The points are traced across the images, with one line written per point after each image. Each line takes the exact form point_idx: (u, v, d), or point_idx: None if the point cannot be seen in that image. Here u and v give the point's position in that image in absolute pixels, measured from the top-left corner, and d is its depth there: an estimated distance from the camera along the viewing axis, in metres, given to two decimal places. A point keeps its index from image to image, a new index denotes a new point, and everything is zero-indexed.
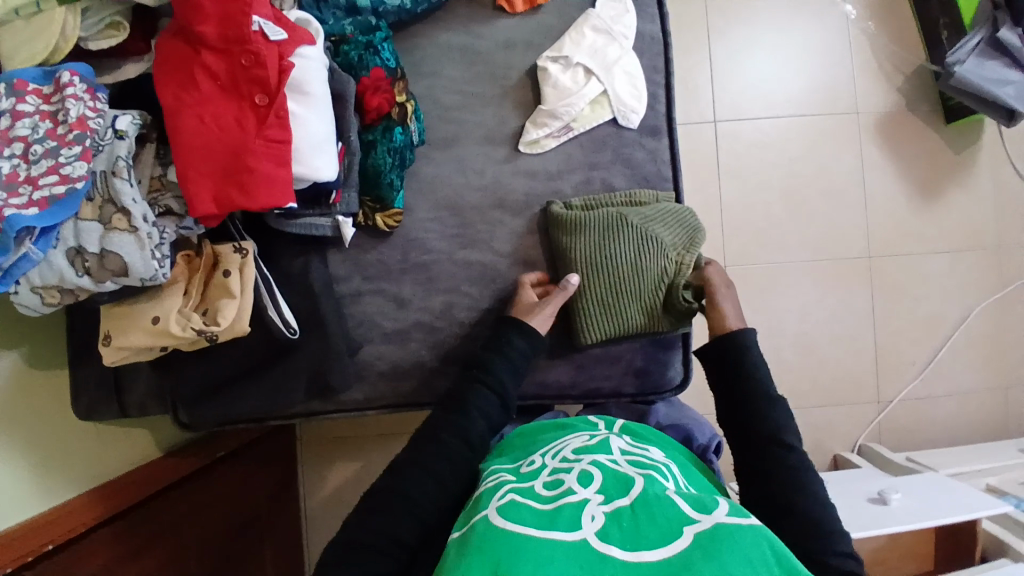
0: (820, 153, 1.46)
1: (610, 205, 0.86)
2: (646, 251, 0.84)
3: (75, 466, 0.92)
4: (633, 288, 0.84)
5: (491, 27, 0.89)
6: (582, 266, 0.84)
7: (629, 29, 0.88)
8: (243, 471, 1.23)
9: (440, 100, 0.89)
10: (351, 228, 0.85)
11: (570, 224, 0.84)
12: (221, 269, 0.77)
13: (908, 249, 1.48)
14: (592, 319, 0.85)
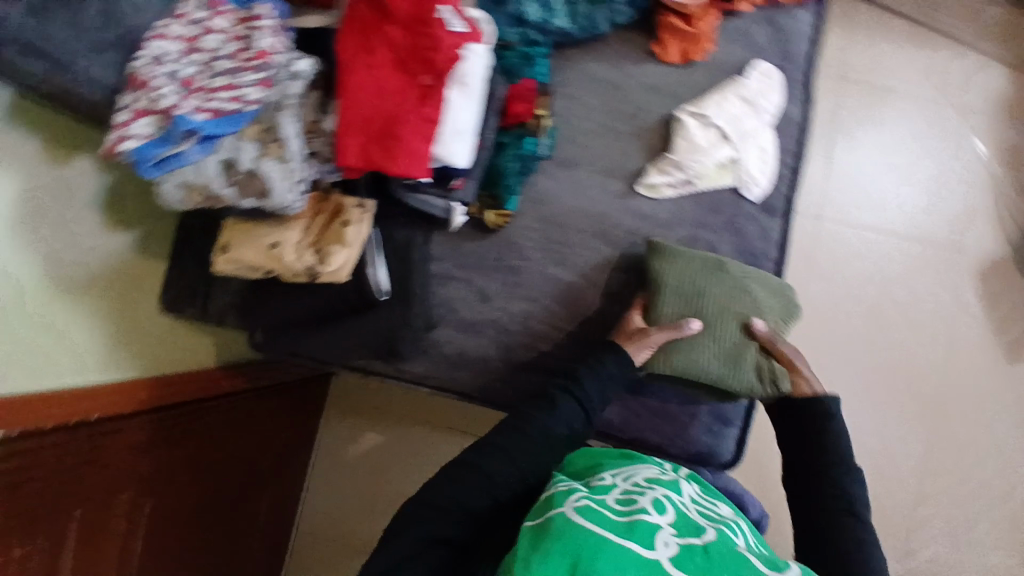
0: (916, 278, 1.43)
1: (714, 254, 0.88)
2: (739, 306, 0.85)
3: (136, 348, 1.00)
4: (714, 334, 0.85)
5: (640, 69, 0.90)
6: (675, 301, 0.85)
7: (773, 106, 0.90)
8: (275, 405, 1.28)
9: (574, 123, 0.91)
10: (462, 217, 0.90)
11: (674, 257, 0.86)
12: (340, 220, 0.82)
13: (986, 403, 1.40)
14: (669, 357, 0.84)
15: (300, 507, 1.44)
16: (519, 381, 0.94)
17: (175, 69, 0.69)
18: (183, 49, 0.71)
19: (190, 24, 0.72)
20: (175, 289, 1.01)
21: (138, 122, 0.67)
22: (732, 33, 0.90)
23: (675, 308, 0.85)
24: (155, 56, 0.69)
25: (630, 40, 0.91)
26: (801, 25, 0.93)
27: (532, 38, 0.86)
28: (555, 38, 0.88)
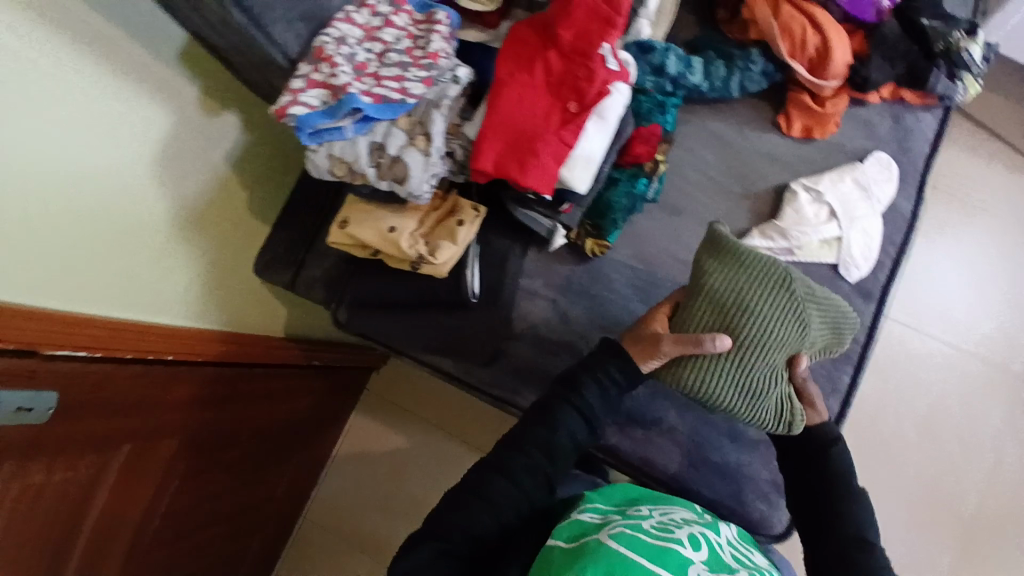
0: (983, 400, 1.39)
1: (777, 265, 0.79)
2: (791, 330, 0.77)
3: (222, 302, 1.03)
4: (750, 360, 0.76)
5: (761, 136, 0.94)
6: (719, 307, 0.77)
7: (885, 196, 0.92)
8: (317, 387, 1.30)
9: (685, 174, 0.94)
10: (561, 240, 0.93)
11: (730, 260, 0.78)
12: (455, 218, 0.86)
13: None
14: (692, 370, 0.77)
15: (316, 490, 1.45)
16: None
17: (353, 52, 0.75)
18: (361, 36, 0.77)
19: (373, 14, 0.78)
20: (271, 254, 1.05)
21: (310, 91, 0.72)
22: (858, 120, 0.93)
23: (716, 316, 0.77)
24: (337, 36, 0.74)
25: (756, 108, 0.94)
26: (925, 127, 0.96)
27: (668, 89, 0.90)
28: (686, 92, 0.92)
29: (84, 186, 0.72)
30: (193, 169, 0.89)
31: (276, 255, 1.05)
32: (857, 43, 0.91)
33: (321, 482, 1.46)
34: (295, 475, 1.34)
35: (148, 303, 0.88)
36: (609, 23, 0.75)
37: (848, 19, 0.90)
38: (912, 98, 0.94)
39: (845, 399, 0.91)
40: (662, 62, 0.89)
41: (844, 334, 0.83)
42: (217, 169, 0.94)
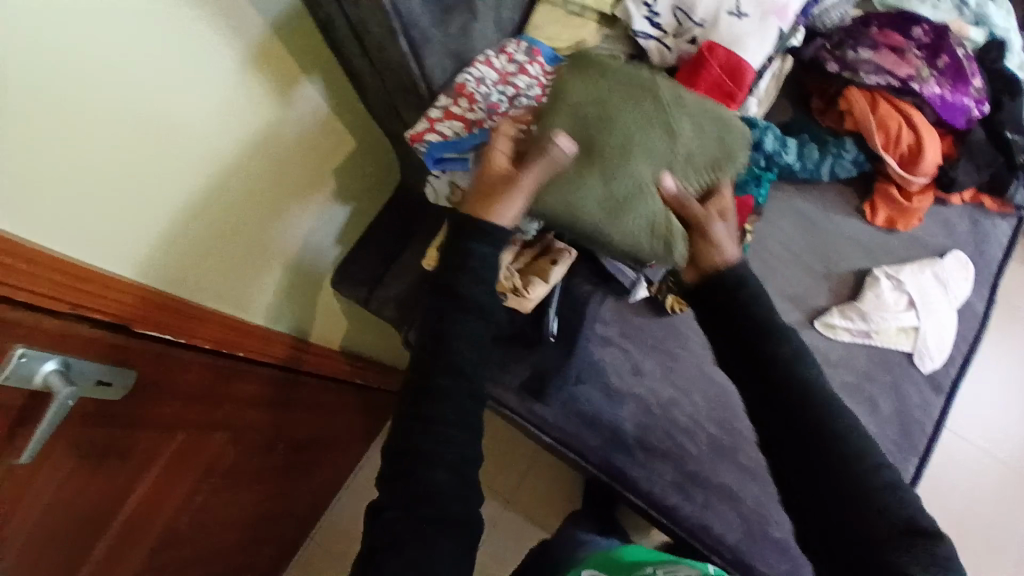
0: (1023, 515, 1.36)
1: (614, 66, 0.76)
2: (656, 155, 0.74)
3: (295, 305, 1.02)
4: (614, 166, 0.72)
5: (844, 222, 0.98)
6: (579, 118, 0.73)
7: (961, 294, 0.94)
8: (354, 404, 1.28)
9: (767, 245, 0.96)
10: (643, 292, 0.96)
11: (600, 74, 0.75)
12: (549, 257, 0.89)
13: None
14: (554, 188, 0.71)
15: (326, 512, 1.40)
16: (640, 464, 0.93)
17: (488, 93, 0.77)
18: (497, 78, 0.78)
19: (510, 60, 0.79)
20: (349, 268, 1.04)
21: (444, 122, 0.76)
22: (939, 217, 0.98)
23: (578, 134, 0.73)
24: (477, 76, 0.77)
25: (841, 194, 0.99)
26: (1001, 234, 1.00)
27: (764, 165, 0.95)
28: (777, 170, 0.97)
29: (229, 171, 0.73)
30: (314, 167, 0.89)
31: (352, 271, 1.05)
32: (948, 145, 0.95)
33: (334, 504, 1.41)
34: (315, 493, 1.31)
35: (234, 297, 0.86)
36: (731, 96, 0.79)
37: (938, 124, 0.95)
38: (988, 203, 0.99)
39: (909, 487, 0.90)
40: (760, 140, 0.93)
41: (736, 155, 0.78)
42: (330, 177, 0.94)
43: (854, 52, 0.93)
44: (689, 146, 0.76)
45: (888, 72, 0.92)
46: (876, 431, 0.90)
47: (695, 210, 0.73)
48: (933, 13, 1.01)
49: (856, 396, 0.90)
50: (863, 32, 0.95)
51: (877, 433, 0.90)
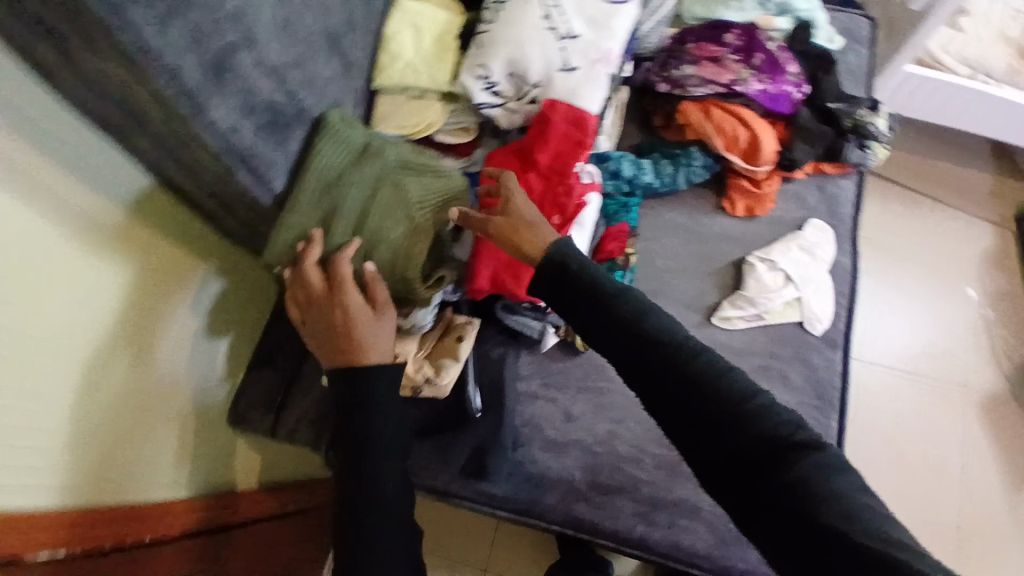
0: (919, 410, 1.68)
1: (353, 137, 0.75)
2: (394, 216, 0.75)
3: (194, 457, 0.92)
4: (364, 241, 0.74)
5: (710, 220, 1.05)
6: (327, 190, 0.73)
7: (827, 255, 1.03)
8: (302, 530, 1.19)
9: (654, 261, 1.03)
10: (553, 338, 0.97)
11: (334, 140, 0.73)
12: (453, 335, 0.87)
13: (994, 530, 1.58)
14: (291, 238, 0.72)
15: None
16: (601, 507, 0.92)
17: None
18: None
19: None
20: (249, 400, 1.00)
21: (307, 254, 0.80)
22: (789, 194, 1.07)
23: (314, 200, 0.72)
24: None
25: (702, 196, 1.07)
26: (846, 194, 1.09)
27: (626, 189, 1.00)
28: (642, 191, 1.03)
29: (73, 344, 0.67)
30: (176, 311, 0.84)
31: (257, 400, 1.00)
32: (780, 130, 1.04)
33: None
34: None
35: (116, 479, 0.75)
36: (581, 143, 0.81)
37: (768, 114, 1.03)
38: (830, 168, 1.08)
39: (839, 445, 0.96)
40: (618, 169, 1.00)
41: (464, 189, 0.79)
42: (188, 313, 0.87)
43: (678, 70, 1.03)
44: (428, 199, 0.77)
45: (712, 80, 1.00)
46: (794, 402, 0.96)
47: (423, 247, 0.75)
48: (740, 15, 1.10)
49: (767, 374, 0.97)
50: (682, 50, 1.05)
51: (794, 404, 0.96)
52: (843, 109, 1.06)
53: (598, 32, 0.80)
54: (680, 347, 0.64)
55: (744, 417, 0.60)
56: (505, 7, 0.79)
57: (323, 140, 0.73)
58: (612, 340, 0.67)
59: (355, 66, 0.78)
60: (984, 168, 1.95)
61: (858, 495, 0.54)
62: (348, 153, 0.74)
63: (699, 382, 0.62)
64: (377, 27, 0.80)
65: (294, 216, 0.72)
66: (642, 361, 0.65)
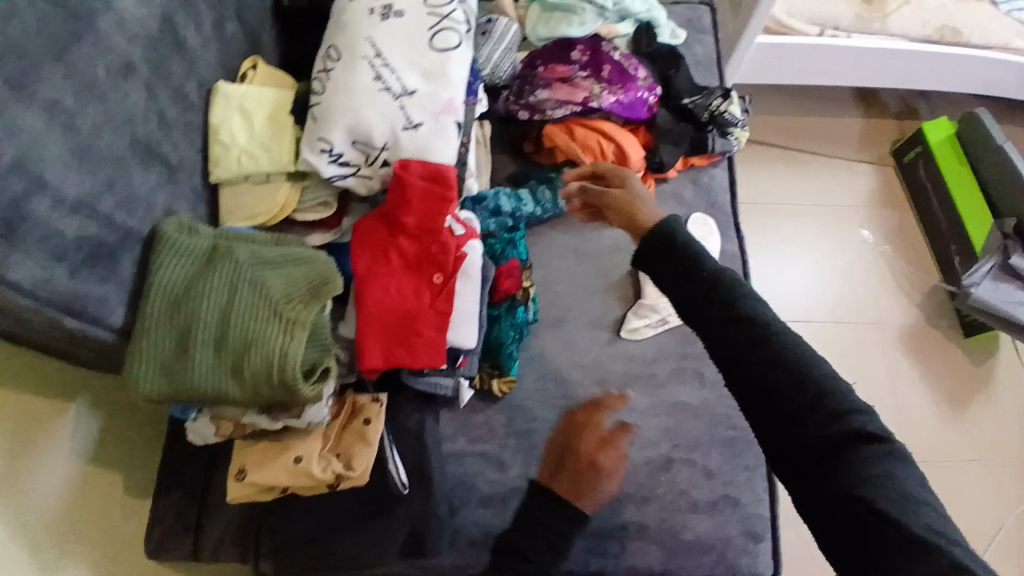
0: (844, 352, 1.77)
1: (195, 244, 0.69)
2: (258, 317, 0.68)
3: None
4: (231, 351, 0.67)
5: (599, 235, 1.06)
6: (177, 306, 0.66)
7: (715, 247, 1.06)
8: None
9: (552, 288, 1.03)
10: (469, 391, 0.94)
11: (174, 252, 0.67)
12: (360, 417, 0.83)
13: (931, 450, 1.69)
14: (146, 370, 0.65)
15: None
16: None
17: None
18: None
19: None
20: (161, 527, 0.91)
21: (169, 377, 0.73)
22: (668, 195, 1.09)
23: (162, 323, 0.66)
24: None
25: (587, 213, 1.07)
26: (720, 181, 1.13)
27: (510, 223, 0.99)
28: (526, 221, 1.02)
29: None
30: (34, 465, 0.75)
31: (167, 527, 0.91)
32: (643, 136, 1.07)
33: None
34: None
35: None
36: (445, 197, 0.78)
37: (627, 123, 1.06)
38: (699, 160, 1.11)
39: None
40: (497, 205, 0.98)
41: (331, 272, 0.73)
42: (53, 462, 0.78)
43: (534, 96, 1.04)
44: (294, 290, 0.70)
45: (567, 101, 1.02)
46: (715, 399, 0.97)
47: (301, 340, 0.69)
48: (583, 29, 1.11)
49: (684, 376, 0.98)
50: (534, 75, 1.06)
51: (715, 400, 0.97)
52: (699, 104, 1.10)
53: (435, 83, 0.77)
54: (773, 328, 0.66)
55: (818, 403, 0.61)
56: (333, 75, 0.76)
57: (161, 254, 0.67)
58: (704, 317, 0.69)
59: (183, 166, 0.73)
60: (855, 113, 2.05)
61: (920, 498, 0.55)
62: (194, 261, 0.68)
63: (780, 366, 0.63)
64: (201, 120, 0.75)
65: (144, 344, 0.65)
66: (729, 335, 0.67)
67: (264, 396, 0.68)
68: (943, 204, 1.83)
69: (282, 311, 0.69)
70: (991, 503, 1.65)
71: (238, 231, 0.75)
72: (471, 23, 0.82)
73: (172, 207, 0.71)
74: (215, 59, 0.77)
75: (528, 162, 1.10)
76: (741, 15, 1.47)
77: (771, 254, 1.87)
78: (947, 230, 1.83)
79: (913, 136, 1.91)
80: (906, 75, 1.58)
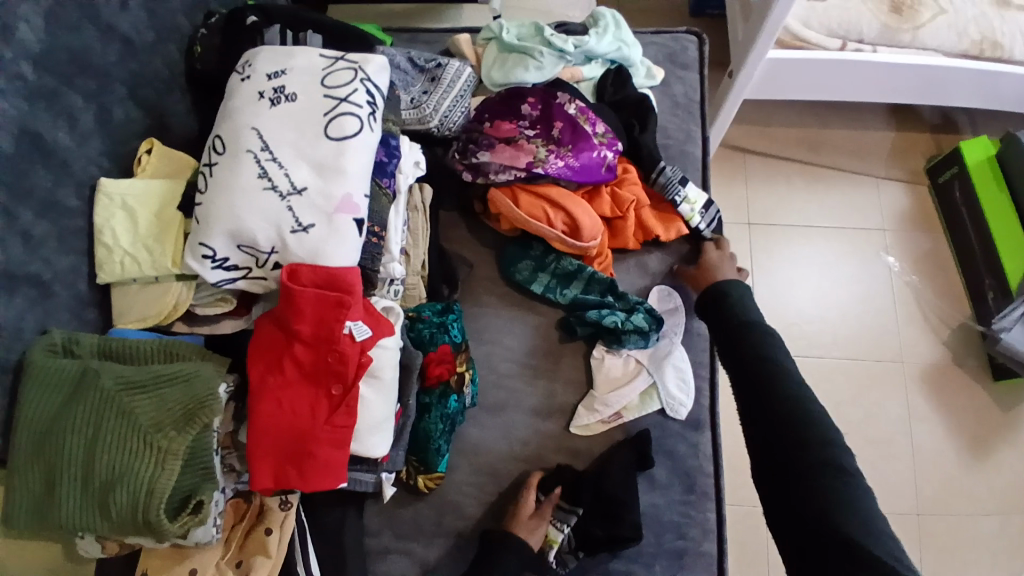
0: (863, 392, 1.61)
1: (62, 368, 0.65)
2: (124, 449, 0.63)
3: None
4: (98, 487, 0.62)
5: (549, 308, 0.97)
6: (45, 441, 0.63)
7: (679, 323, 0.96)
8: None
9: (495, 367, 0.95)
10: (391, 487, 0.86)
11: (37, 381, 0.64)
12: (262, 525, 0.78)
13: (948, 506, 1.53)
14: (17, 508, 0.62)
15: None
16: None
17: None
18: None
19: None
20: None
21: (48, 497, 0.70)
22: (631, 264, 1.00)
23: (28, 457, 0.63)
24: None
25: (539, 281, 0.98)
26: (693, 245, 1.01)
27: (608, 298, 0.94)
28: (584, 307, 0.95)
29: None
30: None
31: None
32: (600, 200, 0.96)
33: None
34: None
35: None
36: (342, 301, 0.70)
37: (583, 185, 0.96)
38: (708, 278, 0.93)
39: (719, 536, 0.89)
40: (560, 271, 0.96)
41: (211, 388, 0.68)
42: None
43: (476, 157, 0.93)
44: (167, 412, 0.65)
45: (510, 166, 0.92)
46: (663, 504, 0.89)
47: (172, 469, 0.63)
48: (539, 74, 1.02)
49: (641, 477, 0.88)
50: (479, 133, 0.95)
51: (664, 506, 0.89)
52: (673, 181, 0.98)
53: (329, 177, 0.70)
54: (833, 445, 0.64)
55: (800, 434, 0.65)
56: (216, 170, 0.69)
57: (27, 385, 0.64)
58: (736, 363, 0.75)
59: (59, 277, 0.68)
60: (884, 126, 1.85)
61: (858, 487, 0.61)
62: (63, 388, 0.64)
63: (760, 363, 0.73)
64: (83, 223, 0.71)
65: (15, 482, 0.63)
66: (772, 436, 0.67)
67: (137, 529, 0.63)
68: (977, 229, 1.63)
69: (152, 437, 0.64)
70: (1018, 565, 1.50)
71: (121, 341, 0.70)
72: (377, 103, 0.74)
73: (48, 324, 0.68)
74: (94, 157, 0.72)
75: (475, 224, 1.02)
76: (749, 21, 1.28)
77: (779, 276, 1.70)
78: (981, 257, 1.63)
79: (949, 155, 1.72)
80: (946, 93, 1.39)
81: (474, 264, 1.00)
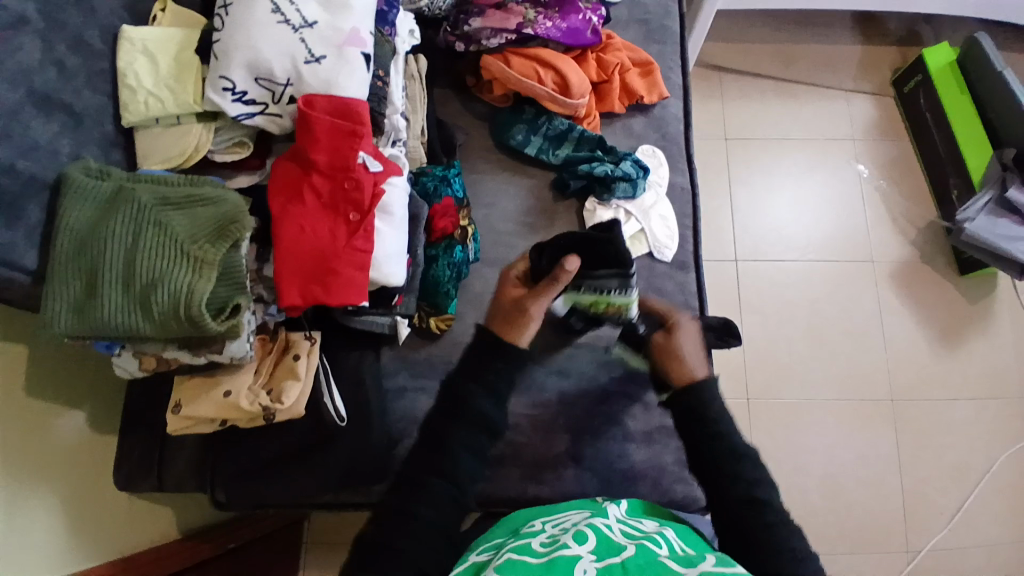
0: (837, 288, 1.68)
1: (100, 186, 0.70)
2: (163, 254, 0.69)
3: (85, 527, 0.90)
4: (140, 287, 0.68)
5: (542, 171, 1.04)
6: (87, 248, 0.68)
7: (663, 178, 1.04)
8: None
9: (494, 225, 1.02)
10: (407, 328, 0.94)
11: (79, 195, 0.69)
12: (290, 353, 0.85)
13: (923, 390, 1.60)
14: (62, 309, 0.67)
15: None
16: (489, 479, 0.91)
17: None
18: None
19: None
20: (129, 466, 0.91)
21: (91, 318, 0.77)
22: (617, 127, 1.07)
23: (69, 264, 0.68)
24: None
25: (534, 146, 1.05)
26: (674, 111, 1.08)
27: (597, 155, 1.02)
28: (574, 164, 1.02)
29: None
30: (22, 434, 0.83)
31: (135, 461, 0.91)
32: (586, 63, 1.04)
33: None
34: None
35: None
36: (355, 131, 0.77)
37: (571, 48, 1.03)
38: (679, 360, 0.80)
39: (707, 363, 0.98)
40: (551, 133, 1.03)
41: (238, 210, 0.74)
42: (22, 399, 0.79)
43: (468, 25, 0.99)
44: (200, 227, 0.72)
45: (500, 28, 0.99)
46: None
47: (209, 272, 0.70)
48: None
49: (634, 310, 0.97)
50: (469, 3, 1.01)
51: None
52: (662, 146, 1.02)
53: (336, 12, 0.77)
54: None
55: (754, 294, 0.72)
56: (230, 9, 0.75)
57: (67, 199, 0.69)
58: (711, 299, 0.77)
59: (88, 112, 0.74)
60: (851, 41, 1.93)
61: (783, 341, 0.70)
62: (100, 204, 0.70)
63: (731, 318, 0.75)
64: (109, 66, 0.76)
65: (58, 285, 0.67)
66: None
67: (177, 328, 0.70)
68: (940, 130, 1.72)
69: (187, 245, 0.70)
70: (994, 446, 1.57)
71: (149, 172, 0.75)
72: None
73: (82, 152, 0.73)
74: (115, 8, 0.78)
75: (469, 99, 1.08)
76: None
77: (756, 184, 1.78)
78: (945, 157, 1.72)
79: (913, 64, 1.80)
80: None
81: (470, 133, 1.06)
